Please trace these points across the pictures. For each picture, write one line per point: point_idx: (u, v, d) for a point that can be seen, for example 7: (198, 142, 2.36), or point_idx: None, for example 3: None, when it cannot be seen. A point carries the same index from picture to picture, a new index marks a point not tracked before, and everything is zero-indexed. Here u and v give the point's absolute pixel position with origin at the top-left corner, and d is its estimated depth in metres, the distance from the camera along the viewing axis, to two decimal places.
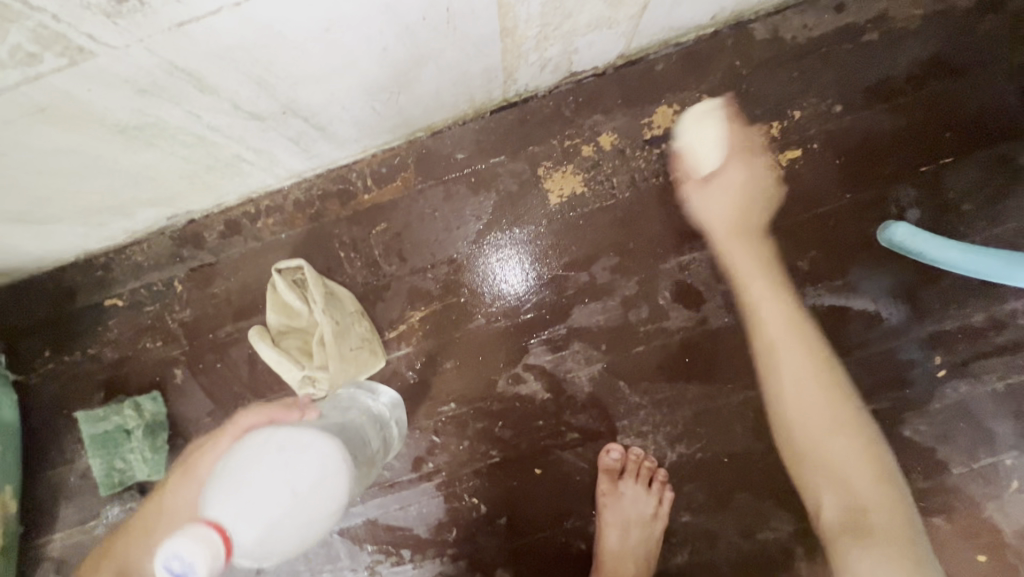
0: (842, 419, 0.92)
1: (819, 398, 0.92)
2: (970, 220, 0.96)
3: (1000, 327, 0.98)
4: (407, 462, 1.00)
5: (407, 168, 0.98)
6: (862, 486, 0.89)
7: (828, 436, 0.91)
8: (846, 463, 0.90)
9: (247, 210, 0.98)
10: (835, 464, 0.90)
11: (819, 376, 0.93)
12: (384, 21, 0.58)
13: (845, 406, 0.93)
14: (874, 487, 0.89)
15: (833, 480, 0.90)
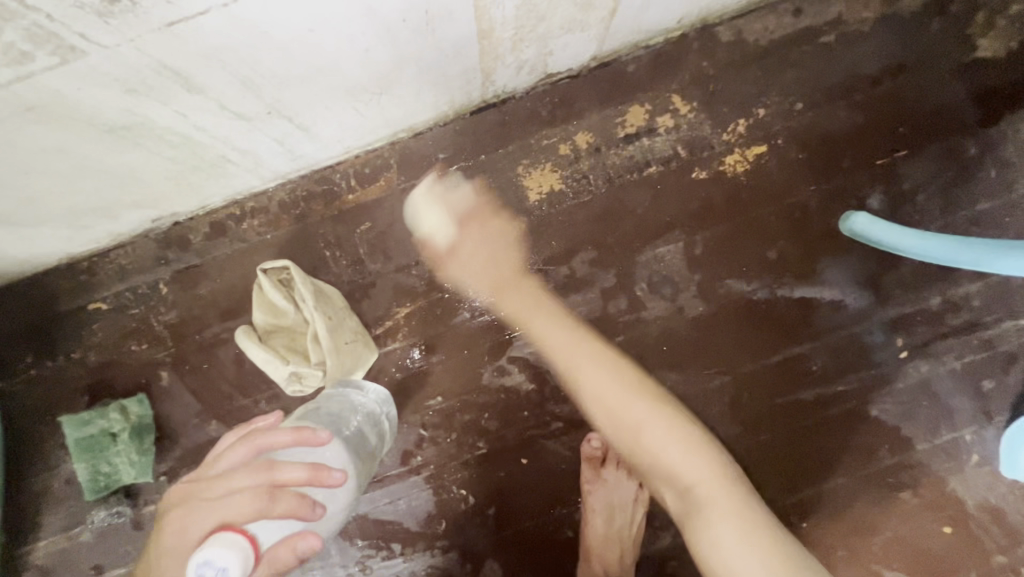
0: (655, 396, 0.91)
1: (623, 394, 0.91)
2: (925, 209, 1.02)
3: (956, 309, 1.04)
4: (395, 456, 1.02)
5: (389, 168, 1.00)
6: (693, 465, 0.83)
7: (643, 436, 0.88)
8: (653, 433, 0.87)
9: (232, 212, 1.00)
10: (638, 442, 0.89)
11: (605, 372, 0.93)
12: (365, 22, 0.61)
13: (647, 398, 0.90)
14: (697, 464, 0.83)
15: (662, 475, 0.87)
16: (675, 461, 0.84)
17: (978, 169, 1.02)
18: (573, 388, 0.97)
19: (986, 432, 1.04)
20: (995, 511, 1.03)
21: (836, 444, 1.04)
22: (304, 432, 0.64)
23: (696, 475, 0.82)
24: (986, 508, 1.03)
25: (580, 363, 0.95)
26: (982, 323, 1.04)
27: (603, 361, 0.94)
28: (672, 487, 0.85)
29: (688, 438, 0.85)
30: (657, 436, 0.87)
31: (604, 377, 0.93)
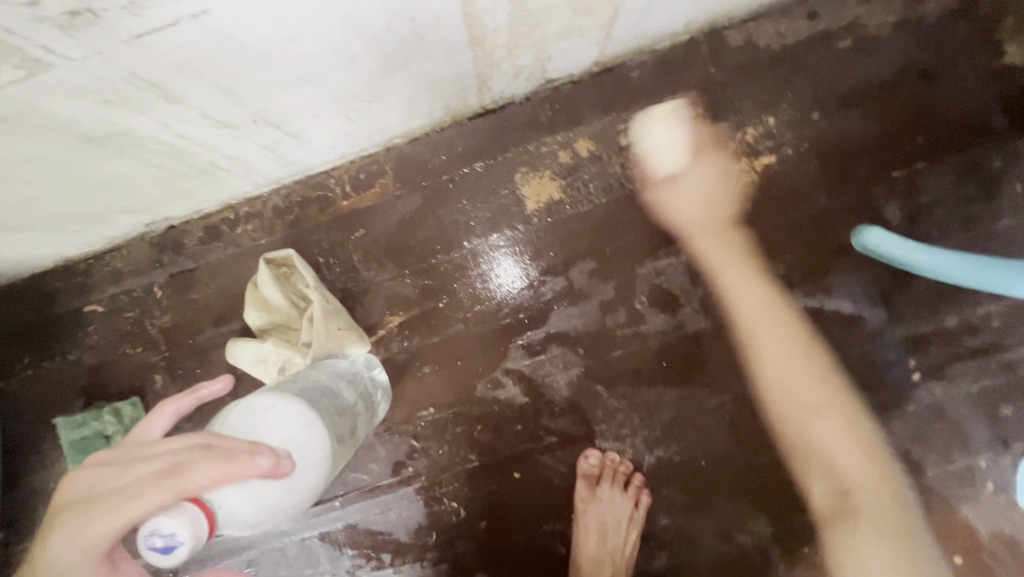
0: None
1: (792, 365, 1.00)
2: (944, 224, 0.97)
3: (974, 330, 0.99)
4: (387, 466, 1.01)
5: (385, 174, 0.98)
6: (844, 456, 1.00)
7: None
8: (815, 416, 0.77)
9: (227, 216, 0.99)
10: (820, 439, 1.00)
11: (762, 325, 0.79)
12: (347, 32, 0.58)
13: (813, 355, 1.00)
14: (848, 446, 0.99)
15: (791, 430, 0.76)
16: (845, 458, 0.99)
17: (1001, 182, 0.97)
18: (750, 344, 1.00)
19: (1002, 459, 0.99)
20: (1010, 542, 0.98)
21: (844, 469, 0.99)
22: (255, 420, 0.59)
23: (816, 448, 0.72)
24: (1001, 539, 0.98)
25: (765, 330, 1.00)
26: (1001, 346, 0.99)
27: (782, 325, 1.00)
28: (783, 457, 0.74)
29: (858, 432, 0.72)
30: (780, 350, 1.00)
31: (779, 351, 1.00)
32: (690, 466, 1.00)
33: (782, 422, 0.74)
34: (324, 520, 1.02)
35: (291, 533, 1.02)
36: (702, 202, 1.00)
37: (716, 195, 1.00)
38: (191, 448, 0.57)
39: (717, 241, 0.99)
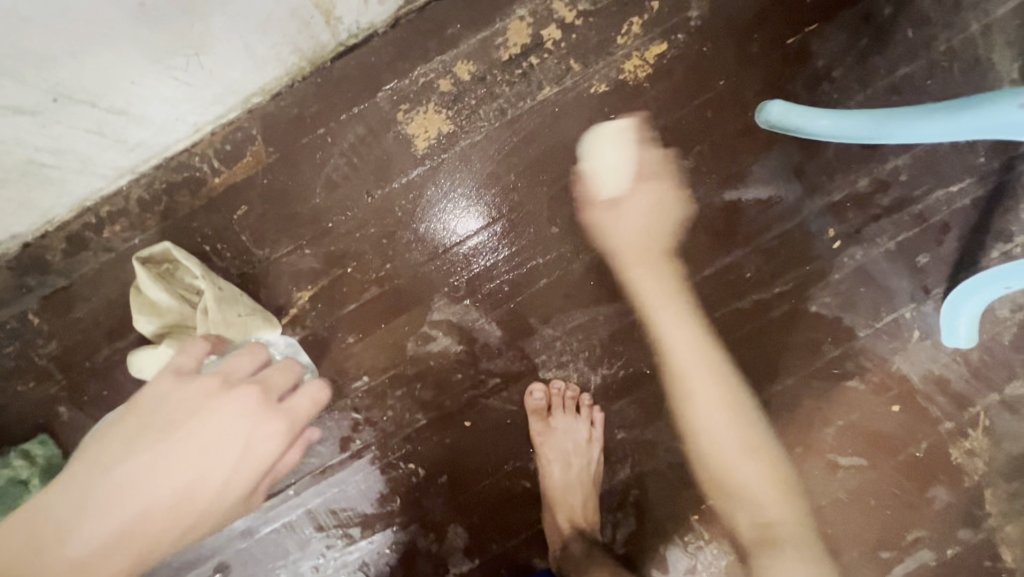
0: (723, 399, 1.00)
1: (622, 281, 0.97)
2: (844, 85, 0.95)
3: (885, 188, 0.99)
4: (334, 445, 0.98)
5: (254, 141, 0.89)
6: (723, 436, 0.99)
7: (739, 461, 0.99)
8: (725, 438, 0.99)
9: (87, 221, 0.88)
10: (723, 464, 0.99)
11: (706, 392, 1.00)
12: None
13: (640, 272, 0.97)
14: (763, 474, 0.98)
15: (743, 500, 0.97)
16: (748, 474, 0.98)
17: (891, 31, 0.94)
18: (672, 391, 1.00)
19: (924, 307, 1.03)
20: (940, 381, 1.05)
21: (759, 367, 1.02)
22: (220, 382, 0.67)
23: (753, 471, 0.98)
24: (930, 380, 1.05)
25: (696, 373, 1.00)
26: (912, 197, 1.00)
27: (688, 313, 0.99)
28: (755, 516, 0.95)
29: (750, 443, 0.99)
30: (709, 420, 0.99)
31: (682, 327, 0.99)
32: (637, 377, 1.00)
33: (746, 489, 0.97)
34: (282, 510, 0.99)
35: (252, 531, 0.99)
36: (642, 225, 0.97)
37: (666, 211, 0.98)
38: (240, 386, 0.66)
39: (644, 270, 0.98)
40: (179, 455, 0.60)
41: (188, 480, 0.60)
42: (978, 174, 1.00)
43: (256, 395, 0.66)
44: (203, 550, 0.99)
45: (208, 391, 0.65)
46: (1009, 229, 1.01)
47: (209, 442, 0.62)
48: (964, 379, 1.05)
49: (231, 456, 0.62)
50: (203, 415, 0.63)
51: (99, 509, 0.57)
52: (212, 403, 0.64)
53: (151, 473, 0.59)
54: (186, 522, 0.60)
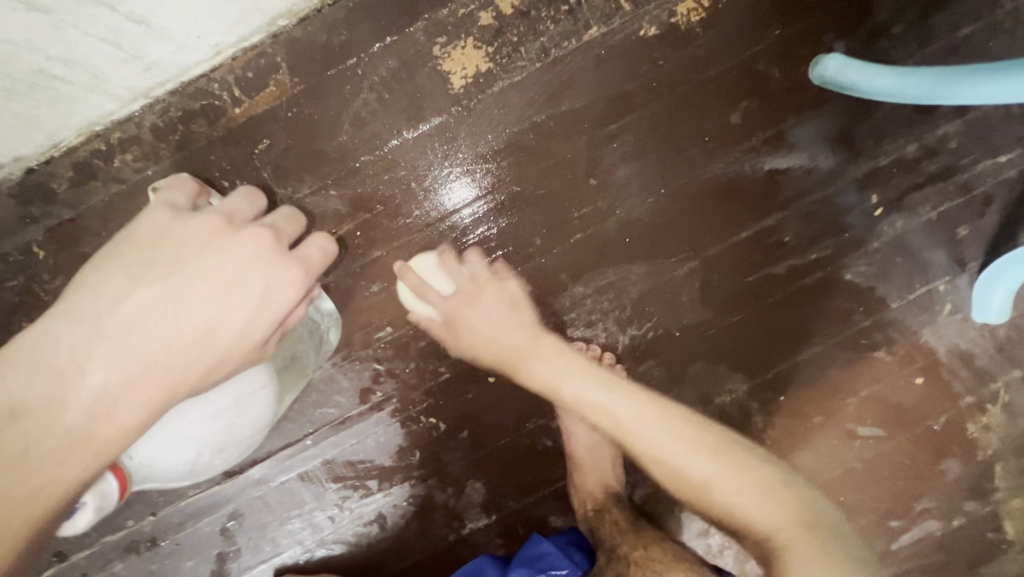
0: (714, 447, 0.76)
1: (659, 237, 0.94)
2: (903, 42, 0.90)
3: (933, 155, 0.96)
4: (354, 395, 0.95)
5: (278, 69, 0.82)
6: (699, 461, 0.75)
7: (699, 452, 0.76)
8: (718, 483, 0.74)
9: (96, 148, 0.82)
10: (714, 492, 0.74)
11: (644, 410, 0.78)
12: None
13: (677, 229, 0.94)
14: (706, 461, 0.75)
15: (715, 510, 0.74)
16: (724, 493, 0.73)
17: None
18: (727, 374, 1.00)
19: (958, 281, 1.01)
20: (965, 356, 1.04)
21: (786, 329, 1.00)
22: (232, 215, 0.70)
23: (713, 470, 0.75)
24: (955, 354, 1.04)
25: (738, 361, 1.00)
26: (958, 166, 0.97)
27: (719, 298, 0.97)
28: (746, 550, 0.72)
29: (711, 447, 0.76)
30: (696, 455, 0.75)
31: (722, 327, 0.98)
32: (665, 339, 0.98)
33: (715, 496, 0.74)
34: (299, 461, 0.97)
35: (268, 480, 0.97)
36: (662, 218, 0.93)
37: (678, 205, 0.93)
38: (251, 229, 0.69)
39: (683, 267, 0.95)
40: (195, 291, 0.63)
41: (205, 320, 0.63)
42: None
43: (268, 238, 0.69)
44: (217, 496, 0.98)
45: (215, 228, 0.67)
46: None
47: (223, 279, 0.65)
48: (989, 354, 1.04)
49: (252, 290, 0.66)
50: (219, 250, 0.66)
51: (116, 349, 0.59)
52: (223, 240, 0.67)
53: (164, 311, 0.61)
54: (209, 358, 0.62)
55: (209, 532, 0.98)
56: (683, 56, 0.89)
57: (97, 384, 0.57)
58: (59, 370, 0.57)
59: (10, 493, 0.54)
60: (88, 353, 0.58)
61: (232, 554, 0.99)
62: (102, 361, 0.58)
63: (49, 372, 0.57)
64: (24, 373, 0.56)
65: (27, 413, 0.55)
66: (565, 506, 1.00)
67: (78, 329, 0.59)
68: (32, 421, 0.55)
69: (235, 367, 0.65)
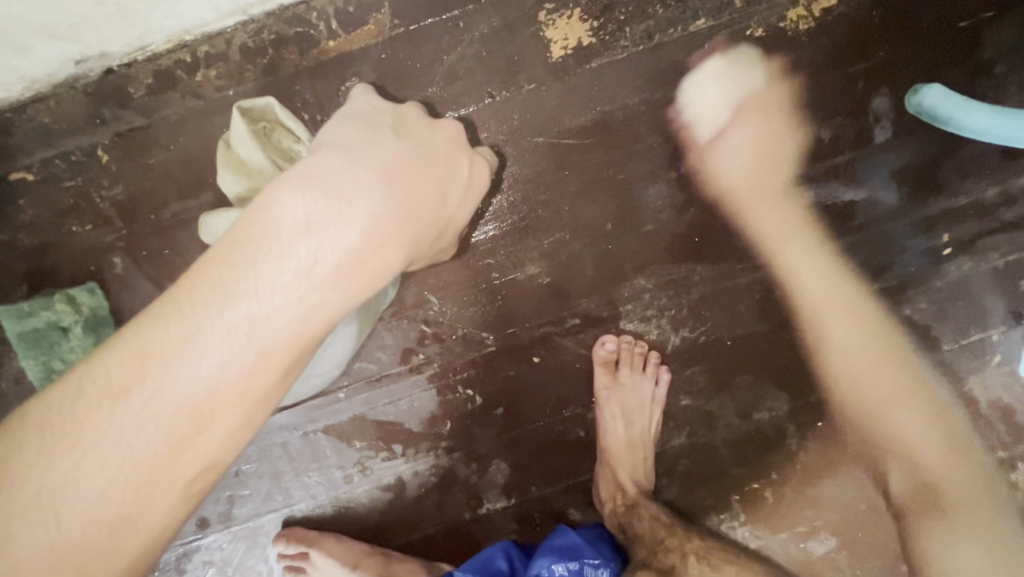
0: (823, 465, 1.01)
1: (730, 241, 0.92)
2: (1003, 84, 0.89)
3: (1012, 202, 0.95)
4: (395, 354, 0.93)
5: (379, 8, 0.80)
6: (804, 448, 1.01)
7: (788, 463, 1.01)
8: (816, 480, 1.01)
9: (181, 58, 0.79)
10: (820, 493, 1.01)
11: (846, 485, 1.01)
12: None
13: (748, 236, 0.93)
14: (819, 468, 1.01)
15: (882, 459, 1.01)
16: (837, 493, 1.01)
17: None
18: (793, 374, 0.99)
19: (1012, 333, 1.00)
20: (1007, 411, 1.02)
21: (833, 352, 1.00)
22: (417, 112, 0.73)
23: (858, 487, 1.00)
24: (999, 407, 1.02)
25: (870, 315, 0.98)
26: None
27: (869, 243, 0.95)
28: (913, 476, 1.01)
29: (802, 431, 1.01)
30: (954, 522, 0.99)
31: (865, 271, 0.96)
32: (715, 346, 0.96)
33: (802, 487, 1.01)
34: (328, 413, 0.94)
35: (292, 427, 0.95)
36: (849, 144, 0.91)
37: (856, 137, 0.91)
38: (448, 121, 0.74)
39: (776, 208, 0.93)
40: (429, 157, 0.67)
41: (442, 184, 0.67)
42: None
43: (462, 133, 0.74)
44: None
45: (419, 116, 0.73)
46: None
47: (441, 155, 0.70)
48: None
49: (463, 171, 0.71)
50: (429, 132, 0.70)
51: (388, 181, 0.60)
52: (434, 128, 0.72)
53: (417, 168, 0.64)
54: (441, 222, 0.68)
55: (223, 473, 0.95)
56: (785, 63, 0.87)
57: (375, 211, 0.57)
58: (340, 193, 0.56)
59: (275, 318, 0.52)
60: (368, 176, 0.58)
61: (240, 498, 0.96)
62: (368, 195, 0.58)
63: (264, 226, 0.53)
64: (299, 196, 0.54)
65: (323, 226, 0.54)
66: (585, 500, 0.98)
67: (357, 162, 0.59)
68: (322, 232, 0.53)
69: (449, 235, 0.73)
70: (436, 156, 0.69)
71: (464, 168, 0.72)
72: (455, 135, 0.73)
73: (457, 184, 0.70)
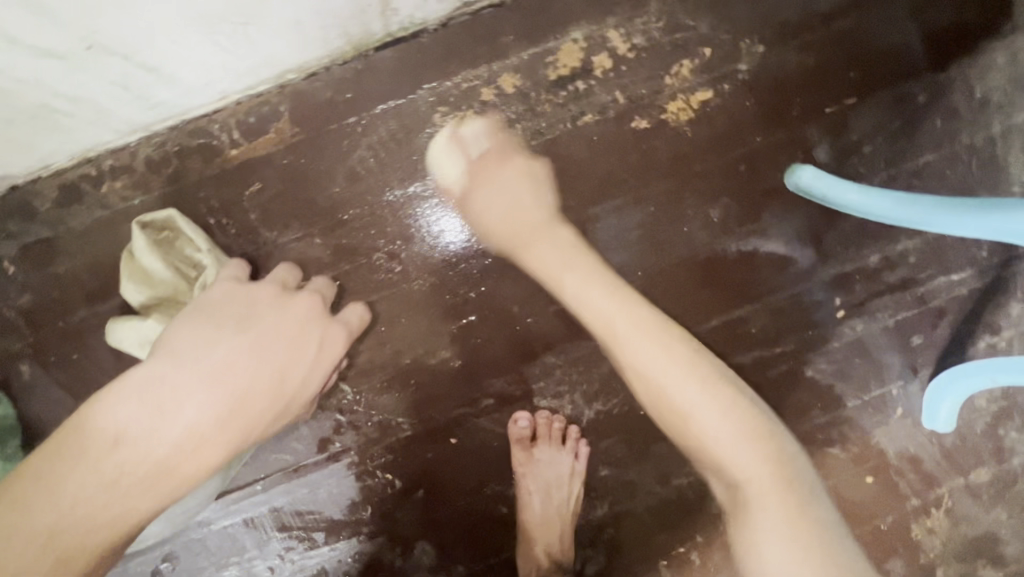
0: (699, 365, 0.78)
1: None
2: (871, 162, 0.96)
3: (893, 266, 1.02)
4: (312, 444, 0.94)
5: (279, 118, 0.84)
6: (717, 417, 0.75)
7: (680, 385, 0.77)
8: (703, 422, 0.75)
9: (86, 172, 0.82)
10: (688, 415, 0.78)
11: (721, 401, 0.76)
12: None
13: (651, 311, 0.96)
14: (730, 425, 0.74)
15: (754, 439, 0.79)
16: (714, 424, 0.75)
17: (926, 118, 0.97)
18: None
19: (911, 386, 1.05)
20: (913, 459, 1.07)
21: None
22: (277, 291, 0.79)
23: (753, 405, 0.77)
24: (906, 457, 1.07)
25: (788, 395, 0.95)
26: (916, 280, 1.02)
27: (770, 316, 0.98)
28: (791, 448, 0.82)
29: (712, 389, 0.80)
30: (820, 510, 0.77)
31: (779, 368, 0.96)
32: (629, 416, 0.99)
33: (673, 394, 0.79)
34: (247, 506, 0.94)
35: (210, 522, 0.94)
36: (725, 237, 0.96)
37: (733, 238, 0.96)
38: (303, 295, 0.80)
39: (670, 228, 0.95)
40: (265, 344, 0.74)
41: (277, 368, 0.74)
42: (979, 267, 1.03)
43: (316, 306, 0.80)
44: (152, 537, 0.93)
45: (272, 296, 0.78)
46: (996, 323, 1.05)
47: (285, 335, 0.76)
48: (935, 459, 1.08)
49: (311, 344, 0.78)
50: (280, 310, 0.77)
51: (209, 385, 0.69)
52: (284, 305, 0.78)
53: (247, 360, 0.72)
54: (282, 399, 0.74)
55: (141, 572, 0.94)
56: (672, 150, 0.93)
57: (193, 419, 0.67)
58: (161, 403, 0.67)
59: (90, 521, 0.63)
60: (191, 385, 0.68)
61: None
62: (193, 400, 0.68)
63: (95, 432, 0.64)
64: (128, 403, 0.66)
65: (130, 440, 0.65)
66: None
67: (181, 368, 0.69)
68: (135, 443, 0.65)
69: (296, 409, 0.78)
70: (276, 342, 0.75)
71: (311, 348, 0.78)
72: (304, 309, 0.79)
73: (298, 368, 0.76)
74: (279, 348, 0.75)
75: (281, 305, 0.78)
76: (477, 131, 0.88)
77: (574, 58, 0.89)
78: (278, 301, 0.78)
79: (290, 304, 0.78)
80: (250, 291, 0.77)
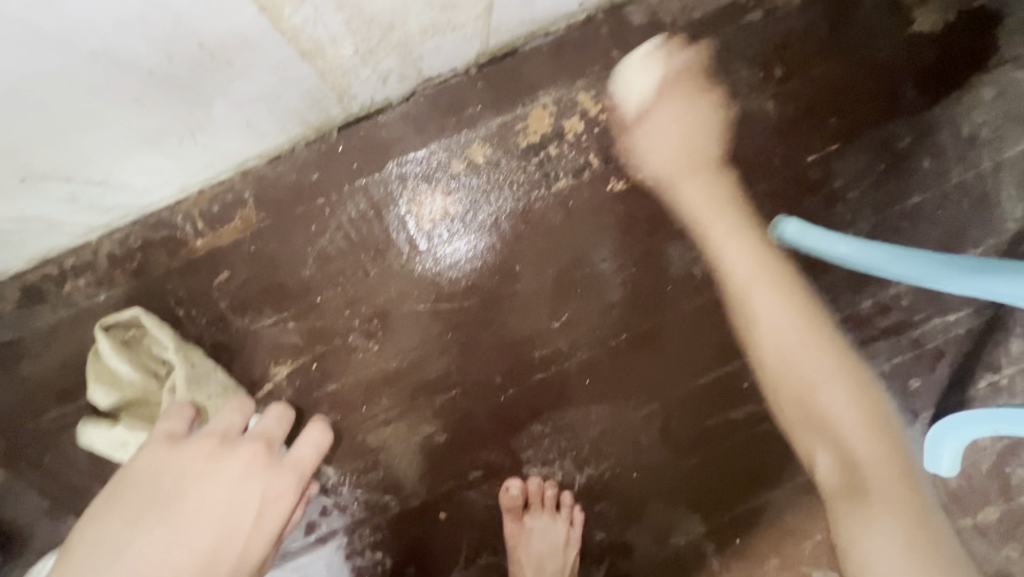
0: (823, 353, 0.93)
1: (619, 381, 0.94)
2: (858, 207, 0.93)
3: (887, 310, 0.99)
4: (298, 527, 0.91)
5: (244, 205, 0.82)
6: (833, 401, 0.91)
7: (815, 381, 0.91)
8: (835, 415, 0.91)
9: (49, 272, 0.80)
10: (821, 417, 0.91)
11: (879, 452, 0.91)
12: (139, 41, 0.46)
13: (638, 373, 0.94)
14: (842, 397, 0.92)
15: (820, 436, 0.93)
16: (837, 404, 0.91)
17: (912, 159, 0.93)
18: (708, 500, 0.97)
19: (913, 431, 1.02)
20: None
21: (746, 474, 0.98)
22: (216, 439, 0.66)
23: (869, 455, 0.90)
24: None
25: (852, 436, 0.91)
26: (912, 323, 0.99)
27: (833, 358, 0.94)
28: (836, 453, 0.91)
29: (862, 415, 0.93)
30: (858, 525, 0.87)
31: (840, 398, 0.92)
32: (622, 480, 0.96)
33: (828, 424, 0.91)
34: None
35: None
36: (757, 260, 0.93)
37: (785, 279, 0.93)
38: (243, 444, 0.66)
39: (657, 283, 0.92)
40: (187, 532, 0.58)
41: (201, 554, 0.57)
42: (976, 305, 1.00)
43: (261, 452, 0.66)
44: None
45: (205, 454, 0.64)
46: (999, 361, 1.01)
47: (215, 511, 0.60)
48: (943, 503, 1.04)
49: (248, 512, 0.61)
50: (210, 479, 0.62)
51: None
52: (219, 462, 0.63)
53: (165, 559, 0.56)
54: None
55: None
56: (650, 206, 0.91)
57: None
58: None
59: None
60: None
61: None
62: None
63: None
64: None
65: None
66: None
67: None
68: None
69: None
70: (207, 515, 0.59)
71: (252, 508, 0.61)
72: (242, 461, 0.64)
73: (231, 547, 0.59)
74: (209, 522, 0.59)
75: (216, 462, 0.63)
76: (449, 203, 0.87)
77: (543, 125, 0.87)
78: (212, 456, 0.64)
79: (226, 459, 0.64)
80: (178, 452, 0.64)
